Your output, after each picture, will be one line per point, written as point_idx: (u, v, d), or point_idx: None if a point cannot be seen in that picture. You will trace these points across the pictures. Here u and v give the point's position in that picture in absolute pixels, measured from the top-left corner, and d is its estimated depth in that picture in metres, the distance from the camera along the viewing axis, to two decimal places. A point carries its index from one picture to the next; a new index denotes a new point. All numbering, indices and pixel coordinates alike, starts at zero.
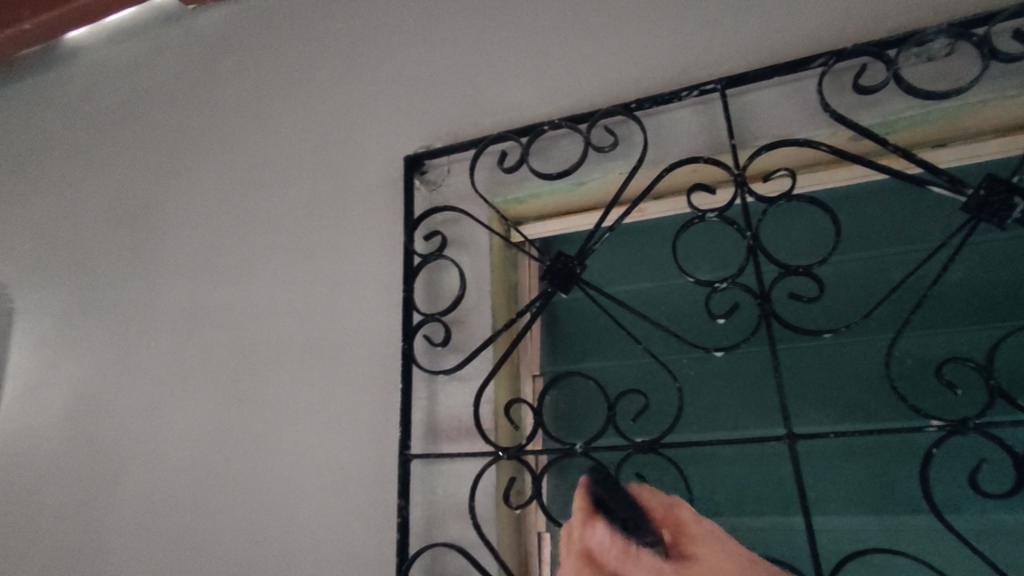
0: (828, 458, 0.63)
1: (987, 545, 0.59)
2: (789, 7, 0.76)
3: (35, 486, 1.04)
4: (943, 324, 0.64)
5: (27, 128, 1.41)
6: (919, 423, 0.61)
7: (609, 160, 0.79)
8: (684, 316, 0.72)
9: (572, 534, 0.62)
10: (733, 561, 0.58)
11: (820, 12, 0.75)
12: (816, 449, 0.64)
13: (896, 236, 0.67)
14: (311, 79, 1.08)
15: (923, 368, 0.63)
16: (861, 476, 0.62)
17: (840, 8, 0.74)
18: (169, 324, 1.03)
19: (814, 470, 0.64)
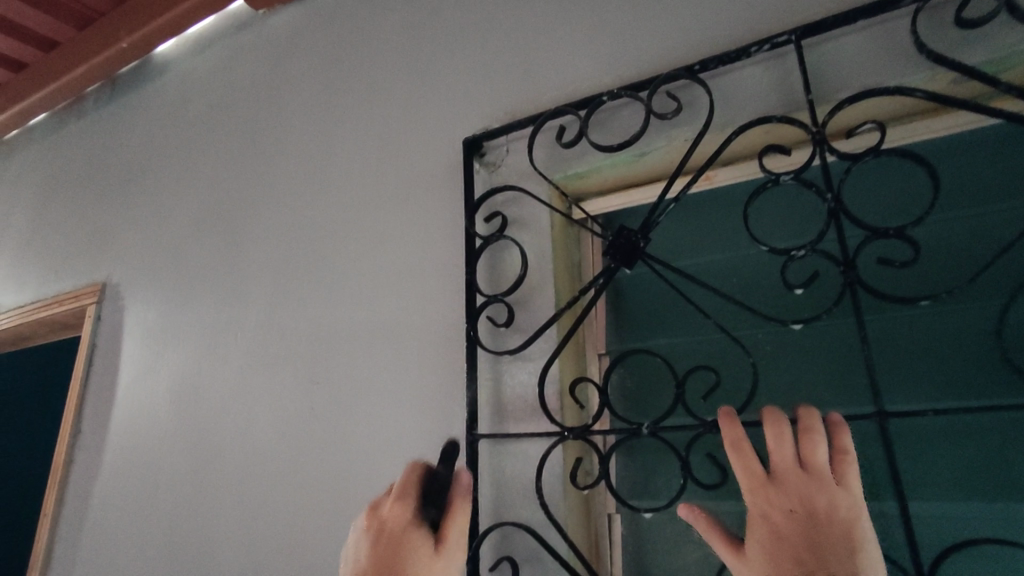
0: (926, 439, 0.55)
1: None
2: None
3: (149, 463, 1.15)
4: None
5: (129, 139, 1.55)
6: None
7: (673, 127, 0.75)
8: (757, 288, 0.67)
9: (398, 514, 0.53)
10: None
11: None
12: (911, 430, 0.56)
13: (1013, 182, 0.57)
14: (374, 71, 1.11)
15: None
16: (967, 458, 0.53)
17: None
18: (255, 312, 1.11)
19: (906, 451, 0.56)
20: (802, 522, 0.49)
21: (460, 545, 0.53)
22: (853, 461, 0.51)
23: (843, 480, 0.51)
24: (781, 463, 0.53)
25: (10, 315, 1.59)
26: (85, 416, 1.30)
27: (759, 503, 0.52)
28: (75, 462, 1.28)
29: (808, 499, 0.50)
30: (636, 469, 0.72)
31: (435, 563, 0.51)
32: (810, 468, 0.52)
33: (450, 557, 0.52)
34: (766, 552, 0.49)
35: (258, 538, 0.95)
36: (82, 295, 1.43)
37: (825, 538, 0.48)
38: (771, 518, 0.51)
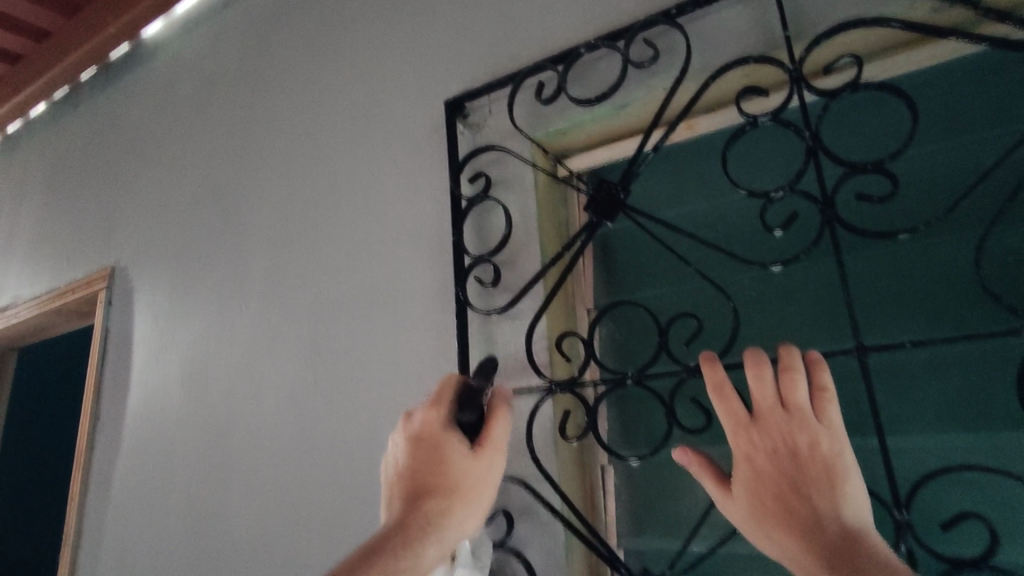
0: (905, 374, 0.54)
1: None
2: None
3: (166, 438, 1.19)
4: None
5: (126, 125, 1.56)
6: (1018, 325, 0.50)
7: (652, 75, 0.74)
8: (737, 233, 0.65)
9: (436, 423, 0.60)
10: (761, 517, 0.52)
11: None
12: (890, 364, 0.55)
13: (994, 106, 0.54)
14: (355, 40, 1.11)
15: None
16: (946, 390, 0.53)
17: None
18: (255, 288, 1.13)
19: (884, 384, 0.55)
20: (783, 462, 0.52)
21: (497, 447, 0.62)
22: (833, 398, 0.52)
23: (823, 416, 0.52)
24: (762, 405, 0.54)
25: (28, 304, 1.63)
26: (104, 397, 1.35)
27: (743, 446, 0.54)
28: (98, 441, 1.33)
29: (789, 439, 0.52)
30: (626, 420, 0.73)
31: (473, 463, 0.59)
32: (789, 408, 0.53)
33: (489, 458, 0.61)
34: (752, 493, 0.53)
35: (271, 504, 0.99)
36: (93, 281, 1.47)
37: (805, 475, 0.51)
38: (755, 460, 0.53)
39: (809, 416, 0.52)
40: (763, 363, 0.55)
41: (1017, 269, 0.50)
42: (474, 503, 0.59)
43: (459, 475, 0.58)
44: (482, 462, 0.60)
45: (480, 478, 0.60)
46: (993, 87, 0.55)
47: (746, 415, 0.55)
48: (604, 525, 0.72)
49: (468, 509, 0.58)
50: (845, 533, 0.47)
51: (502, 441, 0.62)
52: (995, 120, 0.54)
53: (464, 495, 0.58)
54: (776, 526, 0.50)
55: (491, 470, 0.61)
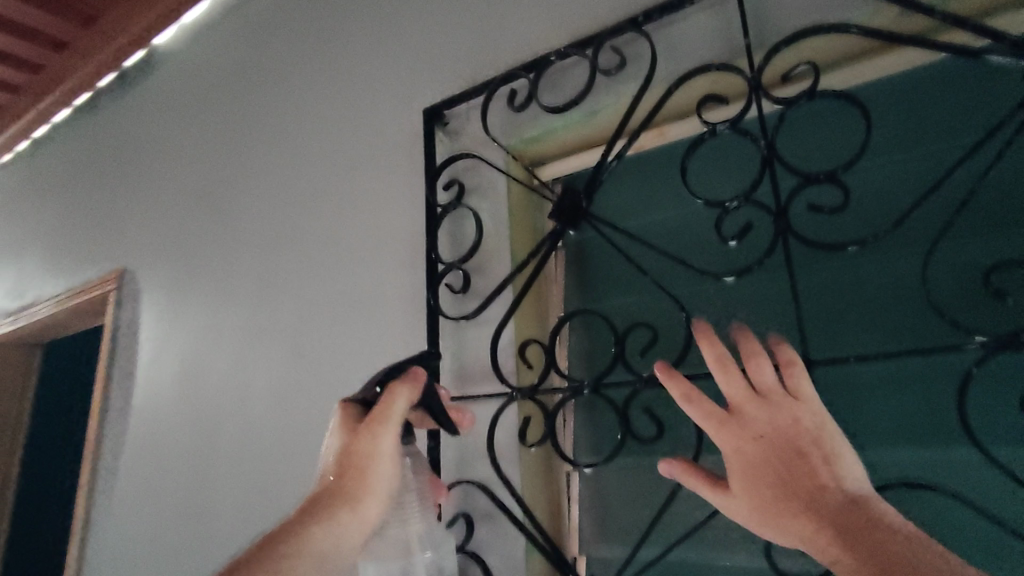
0: (845, 389, 0.54)
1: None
2: None
3: (165, 434, 1.24)
4: (998, 223, 0.49)
5: (137, 129, 1.62)
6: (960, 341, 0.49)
7: (620, 83, 0.74)
8: (694, 242, 0.65)
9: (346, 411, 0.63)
10: (773, 507, 0.48)
11: None
12: (835, 377, 0.55)
13: (944, 118, 0.53)
14: (345, 47, 1.13)
15: (969, 279, 0.49)
16: (884, 405, 0.52)
17: None
18: (248, 290, 1.16)
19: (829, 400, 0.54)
20: (773, 448, 0.50)
21: (386, 422, 0.59)
22: (800, 374, 0.51)
23: (795, 393, 0.51)
24: (736, 398, 0.53)
25: (47, 302, 1.71)
26: (112, 393, 1.40)
27: (731, 442, 0.52)
28: (105, 436, 1.38)
29: (772, 422, 0.50)
30: (589, 425, 0.74)
31: (356, 438, 0.59)
32: (762, 392, 0.52)
33: (374, 433, 0.59)
34: (754, 487, 0.50)
35: (258, 501, 1.02)
36: (104, 281, 1.53)
37: (799, 453, 0.48)
38: (746, 451, 0.51)
39: (783, 396, 0.51)
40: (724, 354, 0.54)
41: (967, 287, 0.49)
42: (363, 483, 0.57)
43: (344, 451, 0.59)
44: (368, 437, 0.59)
45: (365, 455, 0.58)
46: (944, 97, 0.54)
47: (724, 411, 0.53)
48: (566, 534, 0.73)
49: (354, 487, 0.57)
50: (851, 505, 0.45)
51: (393, 415, 0.59)
52: (944, 131, 0.53)
53: (345, 472, 0.58)
54: (788, 513, 0.47)
55: (380, 448, 0.59)
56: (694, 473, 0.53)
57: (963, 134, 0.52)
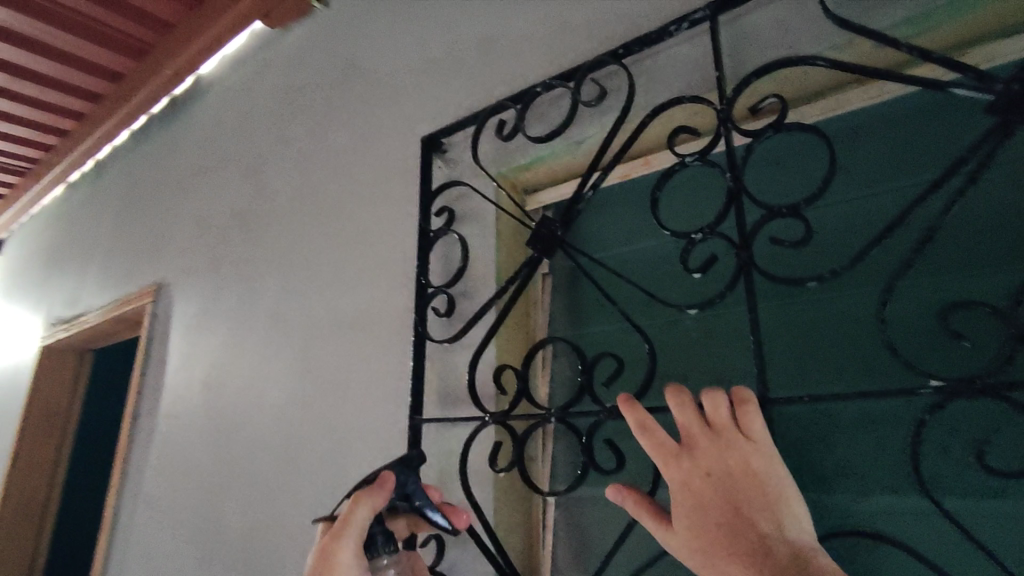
0: (803, 428, 0.55)
1: (983, 530, 0.47)
2: None
3: (187, 441, 1.31)
4: (952, 269, 0.51)
5: (182, 153, 1.74)
6: (915, 384, 0.49)
7: (602, 114, 0.75)
8: (665, 275, 0.67)
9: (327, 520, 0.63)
10: (708, 547, 0.47)
11: None
12: (792, 417, 0.56)
13: (903, 160, 0.54)
14: (361, 77, 1.19)
15: (921, 320, 0.51)
16: (842, 448, 0.53)
17: None
18: (264, 306, 1.22)
19: (785, 440, 0.55)
20: (720, 485, 0.48)
21: (346, 532, 0.58)
22: (753, 414, 0.49)
23: (748, 433, 0.49)
24: (689, 431, 0.51)
25: (96, 313, 1.84)
26: (144, 400, 1.49)
27: (678, 477, 0.51)
28: (134, 441, 1.47)
29: (720, 461, 0.49)
30: (566, 450, 0.75)
31: (318, 548, 0.58)
32: (714, 429, 0.50)
33: (333, 544, 0.58)
34: (695, 525, 0.48)
35: (263, 512, 1.06)
36: (144, 295, 1.64)
37: (743, 495, 0.47)
38: (692, 487, 0.49)
39: (736, 435, 0.50)
40: (682, 391, 0.53)
41: (922, 325, 0.51)
42: None
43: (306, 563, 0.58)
44: (327, 547, 0.58)
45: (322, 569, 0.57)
46: (904, 140, 0.55)
47: (675, 445, 0.52)
48: (542, 563, 0.72)
49: None
50: (789, 555, 0.44)
51: (353, 526, 0.58)
52: (904, 173, 0.54)
53: None
54: (724, 555, 0.46)
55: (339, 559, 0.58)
56: (640, 502, 0.53)
57: (921, 177, 0.54)
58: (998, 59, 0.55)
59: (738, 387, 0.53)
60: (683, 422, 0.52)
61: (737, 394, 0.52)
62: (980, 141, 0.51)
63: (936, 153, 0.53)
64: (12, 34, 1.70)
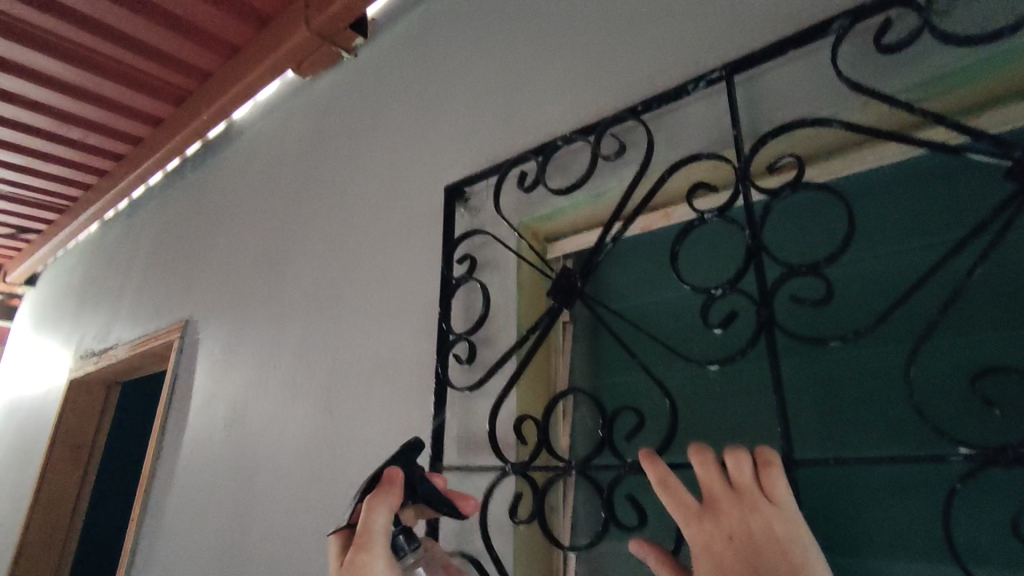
0: (831, 490, 0.54)
1: None
2: None
3: (208, 477, 1.32)
4: (978, 330, 0.50)
5: (214, 194, 1.81)
6: (945, 449, 0.48)
7: (622, 167, 0.77)
8: (686, 329, 0.68)
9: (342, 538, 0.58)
10: None
11: None
12: (819, 478, 0.55)
13: (922, 220, 0.55)
14: (388, 125, 1.24)
15: (947, 381, 0.51)
16: (872, 513, 0.52)
17: None
18: (289, 345, 1.25)
19: (812, 503, 0.55)
20: (741, 548, 0.48)
21: (370, 544, 0.53)
22: (776, 475, 0.49)
23: (770, 494, 0.49)
24: (711, 488, 0.51)
25: (125, 347, 1.89)
26: (167, 435, 1.51)
27: (699, 537, 0.50)
28: (156, 476, 1.48)
29: (743, 522, 0.48)
30: (587, 503, 0.74)
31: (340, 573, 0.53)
32: (736, 488, 0.50)
33: (360, 561, 0.53)
34: None
35: (280, 554, 1.06)
36: (172, 330, 1.68)
37: (766, 560, 0.46)
38: (713, 549, 0.49)
39: (759, 497, 0.49)
40: (703, 449, 0.54)
41: (950, 388, 0.51)
42: None
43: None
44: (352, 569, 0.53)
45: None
46: (922, 201, 0.56)
47: (696, 503, 0.52)
48: None
49: None
50: None
51: (374, 533, 0.54)
52: (925, 230, 0.55)
53: None
54: None
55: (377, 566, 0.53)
56: (663, 562, 0.53)
57: (942, 235, 0.54)
58: (1010, 123, 0.57)
59: (761, 447, 0.54)
60: (704, 480, 0.52)
61: (760, 456, 0.52)
62: (1000, 204, 0.52)
63: (955, 214, 0.54)
64: (62, 83, 1.80)
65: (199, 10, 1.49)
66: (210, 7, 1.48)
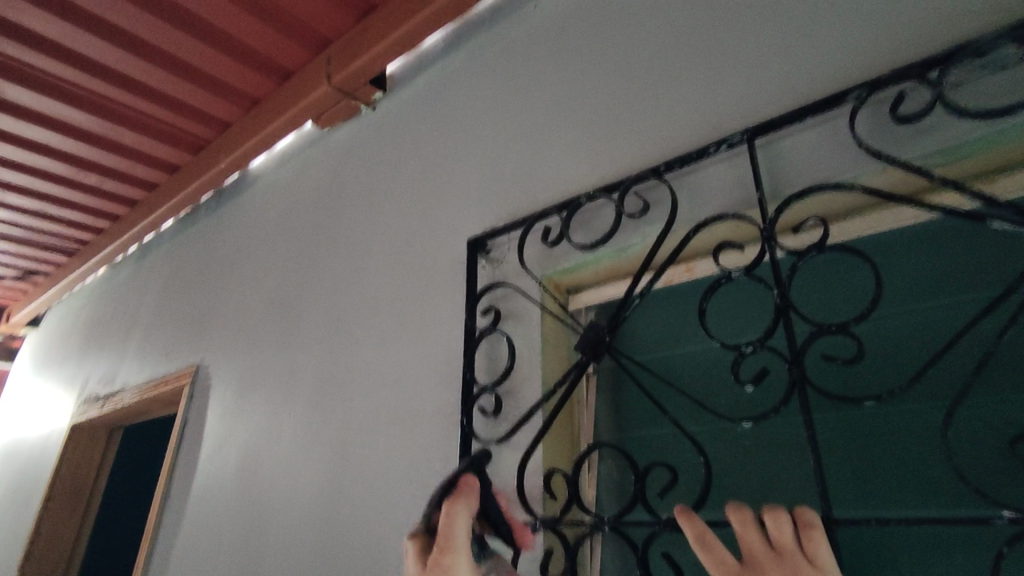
0: (874, 549, 0.55)
1: None
2: (818, 56, 0.73)
3: (217, 526, 1.29)
4: (1011, 390, 0.52)
5: (228, 238, 1.83)
6: (987, 509, 0.50)
7: (646, 224, 0.80)
8: (716, 384, 0.69)
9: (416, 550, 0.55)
10: None
11: (850, 57, 0.70)
12: (859, 536, 0.56)
13: (946, 283, 0.58)
14: (407, 176, 1.27)
15: (985, 441, 0.53)
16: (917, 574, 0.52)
17: (874, 49, 0.69)
18: (304, 392, 1.24)
19: (854, 563, 0.55)
20: None
21: (455, 550, 0.52)
22: (818, 537, 0.49)
23: (812, 557, 0.49)
24: (752, 549, 0.51)
25: (132, 391, 1.88)
26: (174, 483, 1.49)
27: None
28: (162, 525, 1.45)
29: None
30: (617, 560, 0.73)
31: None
32: (777, 549, 0.50)
33: (444, 566, 0.51)
34: None
35: None
36: (182, 375, 1.68)
37: None
38: None
39: (801, 559, 0.49)
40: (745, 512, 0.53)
41: (989, 447, 0.52)
42: None
43: None
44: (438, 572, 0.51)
45: None
46: (946, 265, 0.59)
47: (736, 563, 0.52)
48: None
49: None
50: None
51: (458, 538, 0.52)
52: (949, 293, 0.58)
53: None
54: None
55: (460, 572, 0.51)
56: None
57: (967, 298, 0.57)
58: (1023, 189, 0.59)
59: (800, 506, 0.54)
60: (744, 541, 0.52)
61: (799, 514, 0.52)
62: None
63: (980, 278, 0.57)
64: (85, 132, 1.85)
65: (223, 66, 1.55)
66: (234, 63, 1.53)
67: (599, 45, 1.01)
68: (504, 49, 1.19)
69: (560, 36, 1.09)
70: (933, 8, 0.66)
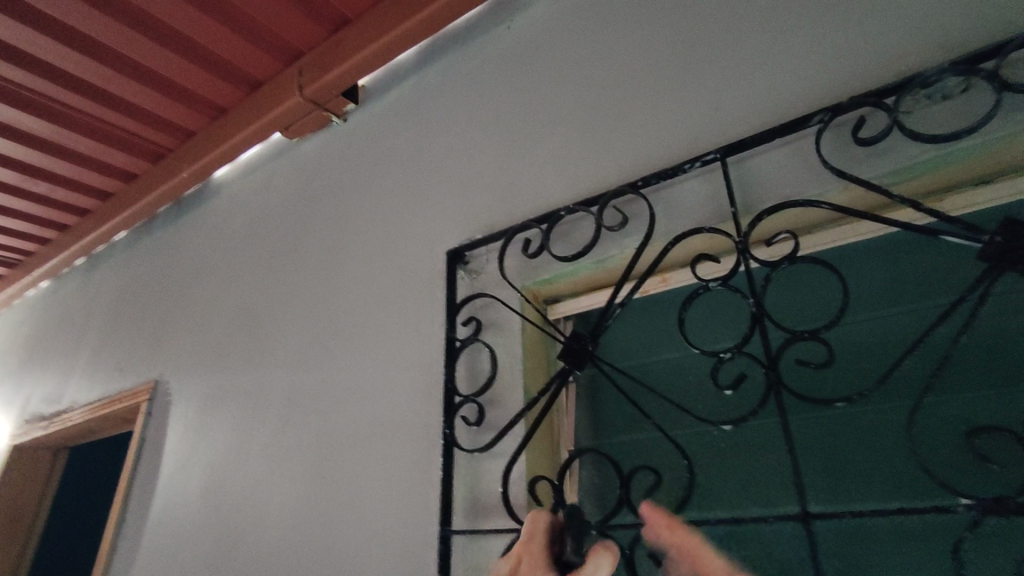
0: (848, 541, 0.59)
1: None
2: (784, 80, 0.78)
3: (179, 548, 1.25)
4: (967, 390, 0.58)
5: (189, 249, 1.78)
6: (948, 499, 0.55)
7: (624, 236, 0.83)
8: (696, 389, 0.73)
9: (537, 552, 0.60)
10: None
11: (812, 82, 0.76)
12: (834, 529, 0.60)
13: (905, 292, 0.63)
14: (381, 188, 1.27)
15: (945, 437, 0.58)
16: (889, 562, 0.56)
17: (833, 75, 0.74)
18: (274, 407, 1.21)
19: (831, 555, 0.59)
20: None
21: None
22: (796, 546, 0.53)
23: None
24: None
25: (81, 410, 1.78)
26: (131, 504, 1.42)
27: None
28: (117, 550, 1.38)
29: None
30: None
31: None
32: None
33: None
34: None
35: None
36: (139, 392, 1.61)
37: None
38: None
39: None
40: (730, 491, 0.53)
41: (949, 442, 0.57)
42: None
43: None
44: None
45: None
46: (903, 276, 0.64)
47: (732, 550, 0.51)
48: None
49: None
50: None
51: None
52: (908, 301, 0.63)
53: None
54: None
55: None
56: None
57: (923, 306, 0.62)
58: (967, 207, 0.65)
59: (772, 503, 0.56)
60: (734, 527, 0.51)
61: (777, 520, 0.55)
62: (973, 281, 0.60)
63: (934, 288, 0.62)
64: (35, 139, 1.76)
65: (190, 74, 1.51)
66: (202, 72, 1.50)
67: (574, 62, 1.04)
68: (480, 63, 1.21)
69: (536, 52, 1.12)
70: (886, 40, 0.72)
